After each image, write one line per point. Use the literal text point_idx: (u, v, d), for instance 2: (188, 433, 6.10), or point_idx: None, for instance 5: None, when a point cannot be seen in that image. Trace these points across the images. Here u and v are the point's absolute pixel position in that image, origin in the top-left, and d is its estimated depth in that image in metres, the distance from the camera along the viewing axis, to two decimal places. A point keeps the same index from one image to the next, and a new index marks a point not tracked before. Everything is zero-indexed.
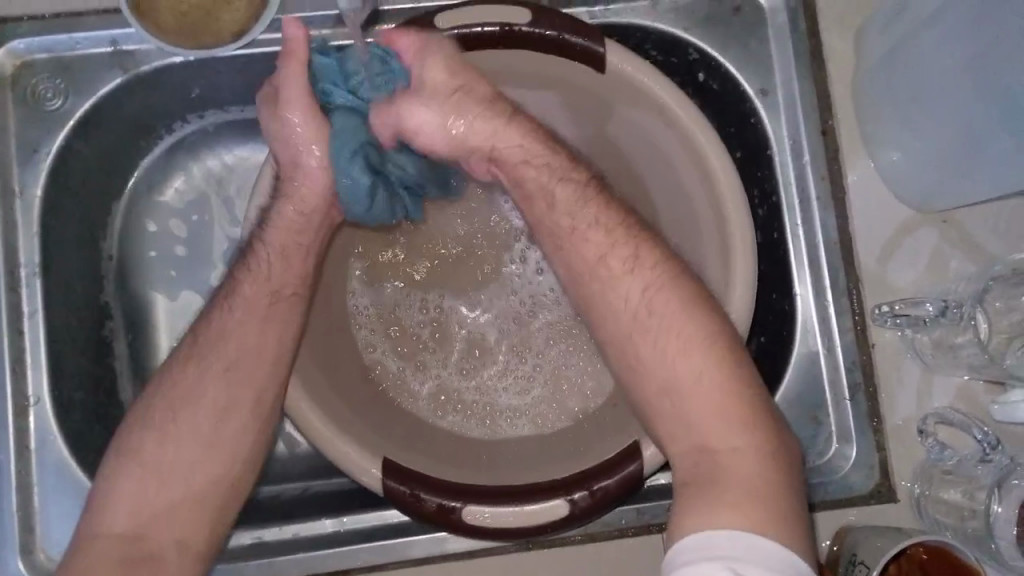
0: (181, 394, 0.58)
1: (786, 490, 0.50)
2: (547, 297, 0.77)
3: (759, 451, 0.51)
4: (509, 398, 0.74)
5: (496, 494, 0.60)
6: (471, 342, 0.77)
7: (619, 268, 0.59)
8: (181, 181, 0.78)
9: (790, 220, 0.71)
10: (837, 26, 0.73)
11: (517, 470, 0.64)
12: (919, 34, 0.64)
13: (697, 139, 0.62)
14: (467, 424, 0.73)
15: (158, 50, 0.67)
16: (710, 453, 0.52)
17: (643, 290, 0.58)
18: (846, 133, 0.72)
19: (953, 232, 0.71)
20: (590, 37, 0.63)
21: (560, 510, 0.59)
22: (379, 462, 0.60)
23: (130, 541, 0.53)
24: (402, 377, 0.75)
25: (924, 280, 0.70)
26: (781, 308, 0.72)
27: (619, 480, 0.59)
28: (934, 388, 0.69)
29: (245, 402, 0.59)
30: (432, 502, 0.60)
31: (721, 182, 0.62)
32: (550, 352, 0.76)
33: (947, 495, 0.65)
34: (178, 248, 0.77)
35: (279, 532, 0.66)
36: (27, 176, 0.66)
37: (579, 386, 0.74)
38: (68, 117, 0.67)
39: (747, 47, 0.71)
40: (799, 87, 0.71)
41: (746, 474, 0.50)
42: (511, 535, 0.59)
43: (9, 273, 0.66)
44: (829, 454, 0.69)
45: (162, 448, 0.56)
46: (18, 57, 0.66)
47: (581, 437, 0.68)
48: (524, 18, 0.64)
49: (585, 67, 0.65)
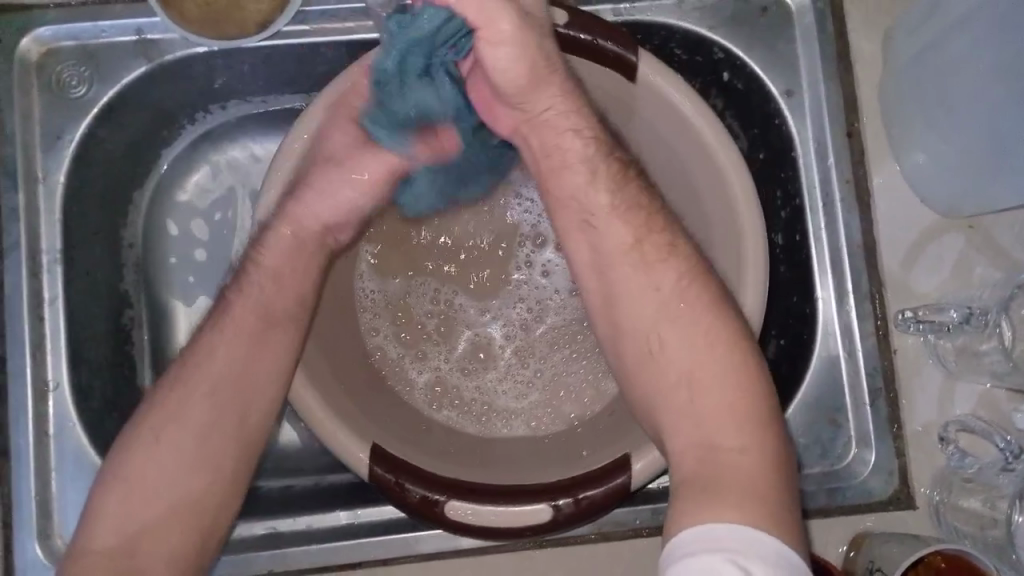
0: (168, 411, 0.57)
1: (783, 492, 0.48)
2: (559, 306, 0.77)
3: (760, 454, 0.50)
4: (507, 398, 0.74)
5: (483, 493, 0.59)
6: (472, 338, 0.77)
7: (653, 255, 0.57)
8: (202, 175, 0.78)
9: (813, 222, 0.70)
10: (864, 28, 0.72)
11: (513, 469, 0.64)
12: (947, 39, 0.63)
13: (716, 155, 0.62)
14: (461, 420, 0.73)
15: (183, 40, 0.67)
16: (712, 449, 0.51)
17: (677, 279, 0.56)
18: (872, 135, 0.72)
19: (979, 239, 0.70)
20: (625, 46, 0.63)
21: (542, 514, 0.58)
22: (369, 448, 0.60)
23: (117, 560, 0.52)
24: (403, 366, 0.74)
25: (948, 286, 0.70)
26: (802, 312, 0.71)
27: (607, 490, 0.59)
28: (955, 395, 0.68)
29: (230, 422, 0.58)
30: (416, 495, 0.59)
31: (736, 195, 0.62)
32: (555, 362, 0.76)
33: (967, 503, 0.65)
34: (198, 251, 0.77)
35: (293, 523, 0.66)
36: (50, 162, 0.67)
37: (578, 394, 0.74)
38: (91, 104, 0.67)
39: (773, 48, 0.71)
40: (825, 88, 0.71)
41: (744, 474, 0.49)
42: (493, 535, 0.58)
43: (31, 258, 0.66)
44: (848, 460, 0.68)
45: (150, 465, 0.55)
46: (43, 44, 0.66)
47: (575, 442, 0.68)
48: (564, 20, 0.63)
49: (615, 75, 0.65)
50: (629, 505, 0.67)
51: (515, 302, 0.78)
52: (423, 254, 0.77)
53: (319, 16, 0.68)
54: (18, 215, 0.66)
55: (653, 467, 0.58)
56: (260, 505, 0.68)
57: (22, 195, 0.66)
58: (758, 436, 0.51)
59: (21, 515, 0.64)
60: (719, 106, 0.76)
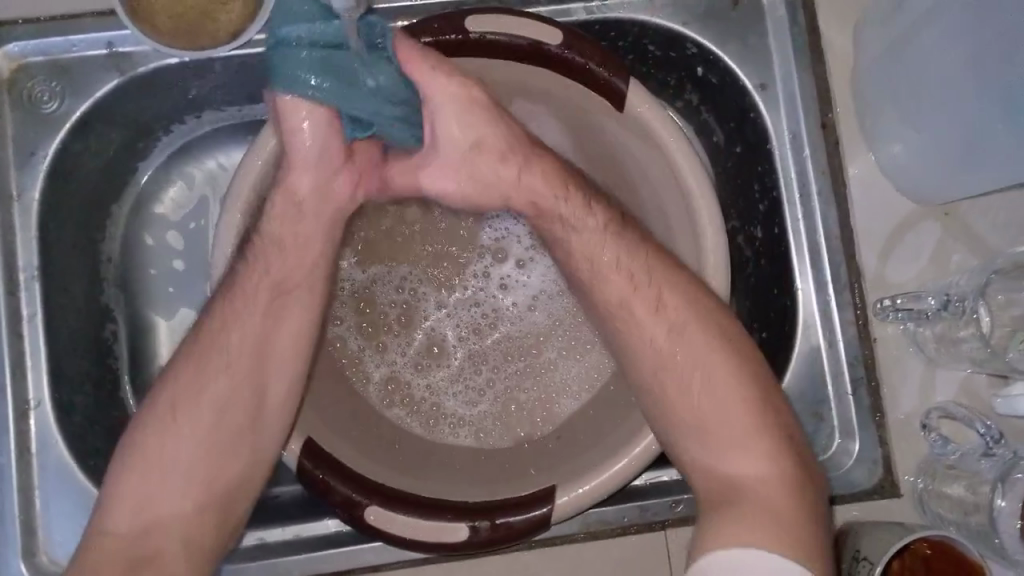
0: (182, 388, 0.59)
1: (808, 514, 0.56)
2: (523, 318, 0.77)
3: (786, 479, 0.57)
4: (457, 404, 0.74)
5: (407, 501, 0.61)
6: (430, 341, 0.76)
7: (646, 312, 0.62)
8: (178, 190, 0.78)
9: (790, 214, 0.71)
10: (836, 21, 0.72)
11: (454, 480, 0.65)
12: (919, 29, 0.63)
13: (689, 189, 0.63)
14: (410, 420, 0.73)
15: (155, 52, 0.67)
16: (737, 478, 0.58)
17: (670, 331, 0.62)
18: (846, 127, 0.72)
19: (956, 227, 0.70)
20: (616, 73, 0.63)
21: (460, 533, 0.60)
22: (301, 440, 0.61)
23: (137, 543, 0.56)
24: (361, 357, 0.75)
25: (925, 275, 0.70)
26: (783, 304, 0.72)
27: (531, 519, 0.60)
28: (935, 384, 0.69)
29: (245, 396, 0.60)
30: (338, 496, 0.60)
31: (703, 223, 0.63)
32: (509, 377, 0.75)
33: (949, 490, 0.65)
34: (174, 261, 0.77)
35: (281, 533, 0.66)
36: (25, 180, 0.66)
37: (529, 412, 0.74)
38: (66, 119, 0.67)
39: (746, 42, 0.71)
40: (798, 80, 0.71)
41: (772, 497, 0.56)
42: (405, 546, 0.60)
43: (8, 275, 0.66)
44: (832, 451, 0.68)
45: (171, 449, 0.58)
46: (13, 60, 0.66)
47: (523, 458, 0.69)
48: (557, 40, 0.63)
49: (605, 103, 0.65)
50: (617, 504, 0.66)
51: (480, 315, 0.77)
52: (398, 262, 0.77)
53: None
54: None
55: (575, 503, 0.60)
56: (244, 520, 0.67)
57: None
58: (782, 460, 0.58)
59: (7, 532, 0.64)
60: (694, 101, 0.78)
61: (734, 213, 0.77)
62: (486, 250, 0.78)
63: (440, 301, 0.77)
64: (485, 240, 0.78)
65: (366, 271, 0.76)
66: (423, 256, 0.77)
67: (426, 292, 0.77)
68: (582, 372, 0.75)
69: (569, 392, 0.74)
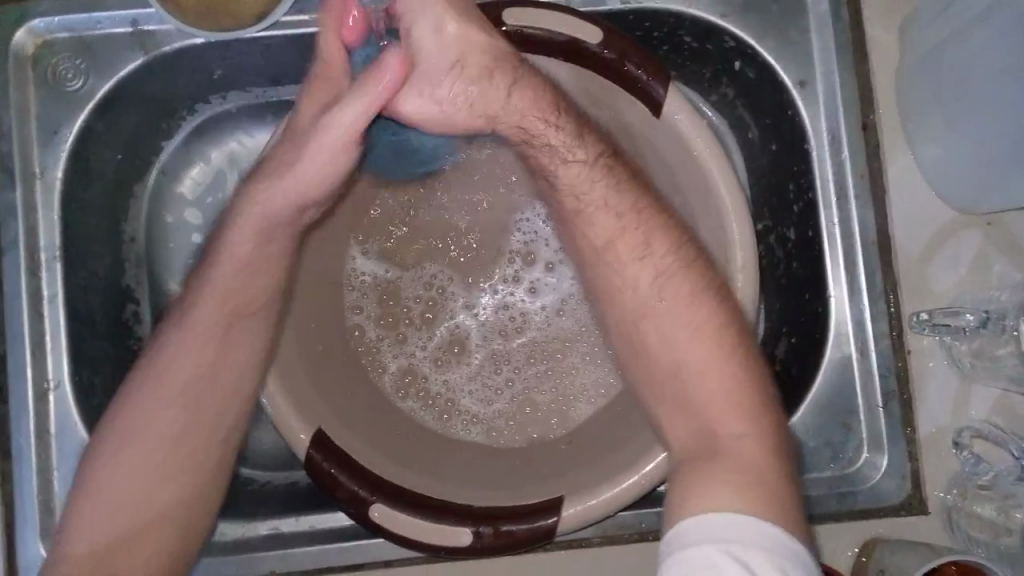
0: (132, 418, 0.57)
1: (785, 482, 0.49)
2: (545, 321, 0.75)
3: (762, 437, 0.52)
4: (473, 401, 0.73)
5: (413, 503, 0.60)
6: (451, 338, 0.75)
7: (632, 255, 0.60)
8: (198, 170, 0.77)
9: (826, 217, 0.68)
10: (880, 17, 0.69)
11: (466, 479, 0.64)
12: (964, 33, 0.61)
13: (721, 201, 0.61)
14: (424, 413, 0.73)
15: (179, 32, 0.66)
16: (713, 436, 0.53)
17: (654, 278, 0.59)
18: (887, 128, 0.69)
19: (998, 236, 0.68)
20: (653, 77, 0.63)
21: (462, 538, 0.58)
22: (311, 430, 0.60)
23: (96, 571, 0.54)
24: (379, 348, 0.74)
25: (965, 285, 0.67)
26: (815, 310, 0.70)
27: (538, 529, 0.58)
28: (970, 399, 0.66)
29: (197, 428, 0.58)
30: (345, 488, 0.59)
31: (733, 234, 0.61)
32: (528, 377, 0.74)
33: (980, 510, 0.63)
34: (195, 236, 0.77)
35: (296, 523, 0.66)
36: (47, 159, 0.66)
37: (545, 413, 0.73)
38: (90, 97, 0.66)
39: (786, 37, 0.68)
40: (840, 78, 0.68)
41: (750, 454, 0.50)
42: (404, 544, 0.59)
43: (28, 255, 0.65)
44: (859, 463, 0.67)
45: (128, 462, 0.56)
46: (39, 36, 0.65)
47: (535, 461, 0.68)
48: (597, 39, 0.62)
49: (640, 107, 0.64)
50: (635, 509, 0.66)
51: (505, 314, 0.76)
52: (421, 262, 0.76)
53: (317, 6, 0.66)
54: (16, 214, 0.65)
55: (584, 515, 0.58)
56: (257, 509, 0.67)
57: (19, 193, 0.65)
58: (762, 424, 0.53)
59: (27, 513, 0.64)
60: (729, 95, 0.75)
61: (767, 213, 0.75)
62: (513, 253, 0.76)
63: (463, 298, 0.76)
64: (515, 247, 0.76)
65: (389, 265, 0.75)
66: (450, 258, 0.76)
67: (453, 289, 0.76)
68: (601, 376, 0.73)
69: (586, 397, 0.73)
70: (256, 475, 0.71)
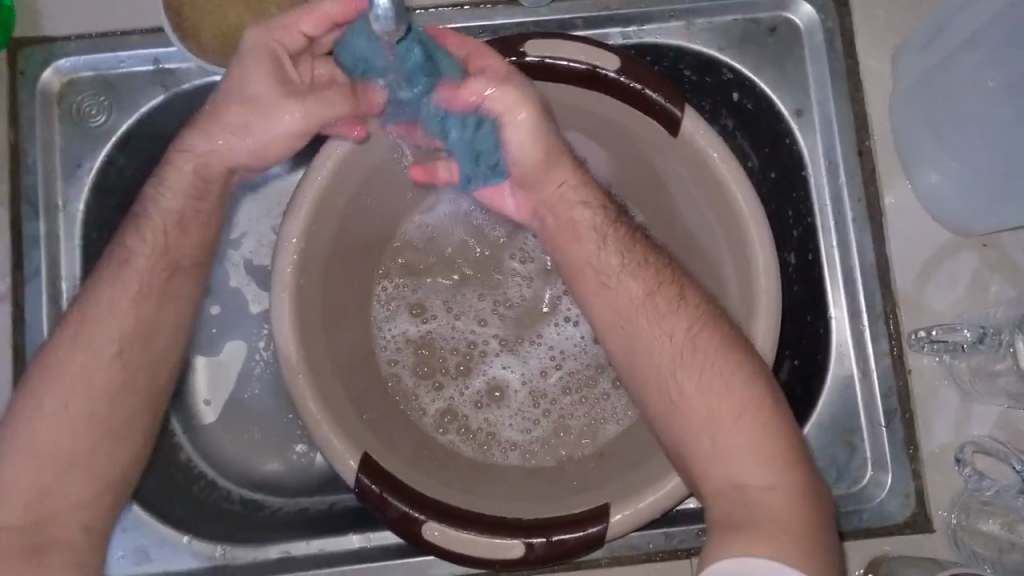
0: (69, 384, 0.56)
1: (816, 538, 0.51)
2: (577, 351, 0.77)
3: (794, 492, 0.53)
4: (510, 429, 0.75)
5: (464, 519, 0.60)
6: (489, 380, 0.77)
7: (664, 308, 0.58)
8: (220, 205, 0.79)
9: (825, 240, 0.70)
10: (875, 46, 0.71)
11: (507, 497, 0.65)
12: (954, 58, 0.64)
13: (740, 212, 0.63)
14: (463, 443, 0.74)
15: (199, 69, 0.69)
16: (743, 490, 0.53)
17: (688, 328, 0.58)
18: (883, 154, 0.71)
19: (994, 257, 0.69)
20: (670, 99, 0.64)
21: (514, 551, 0.59)
22: (360, 456, 0.61)
23: None
24: (416, 394, 0.75)
25: (964, 303, 0.69)
26: (814, 331, 0.70)
27: (581, 537, 0.59)
28: (972, 416, 0.68)
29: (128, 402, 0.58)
30: (397, 511, 0.60)
31: (751, 236, 0.62)
32: (560, 402, 0.76)
33: (984, 527, 0.65)
34: (213, 307, 0.78)
35: (305, 547, 0.66)
36: (70, 192, 0.68)
37: (577, 437, 0.74)
38: (111, 132, 0.69)
39: (781, 68, 0.71)
40: (835, 106, 0.70)
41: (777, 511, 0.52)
42: (461, 561, 0.60)
43: (50, 283, 0.68)
44: (863, 482, 0.67)
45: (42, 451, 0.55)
46: (64, 75, 0.68)
47: (572, 477, 0.68)
48: (613, 66, 0.64)
49: (658, 128, 0.66)
50: (643, 529, 0.67)
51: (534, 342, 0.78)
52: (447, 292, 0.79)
53: None
54: (39, 243, 0.68)
55: (628, 523, 0.59)
56: (270, 534, 0.69)
57: (42, 222, 0.68)
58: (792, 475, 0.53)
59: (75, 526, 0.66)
60: (730, 127, 0.74)
61: None
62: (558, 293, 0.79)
63: (492, 332, 0.78)
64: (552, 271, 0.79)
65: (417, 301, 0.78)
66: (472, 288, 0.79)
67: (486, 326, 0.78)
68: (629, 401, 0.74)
69: (614, 419, 0.74)
70: (271, 498, 0.74)
